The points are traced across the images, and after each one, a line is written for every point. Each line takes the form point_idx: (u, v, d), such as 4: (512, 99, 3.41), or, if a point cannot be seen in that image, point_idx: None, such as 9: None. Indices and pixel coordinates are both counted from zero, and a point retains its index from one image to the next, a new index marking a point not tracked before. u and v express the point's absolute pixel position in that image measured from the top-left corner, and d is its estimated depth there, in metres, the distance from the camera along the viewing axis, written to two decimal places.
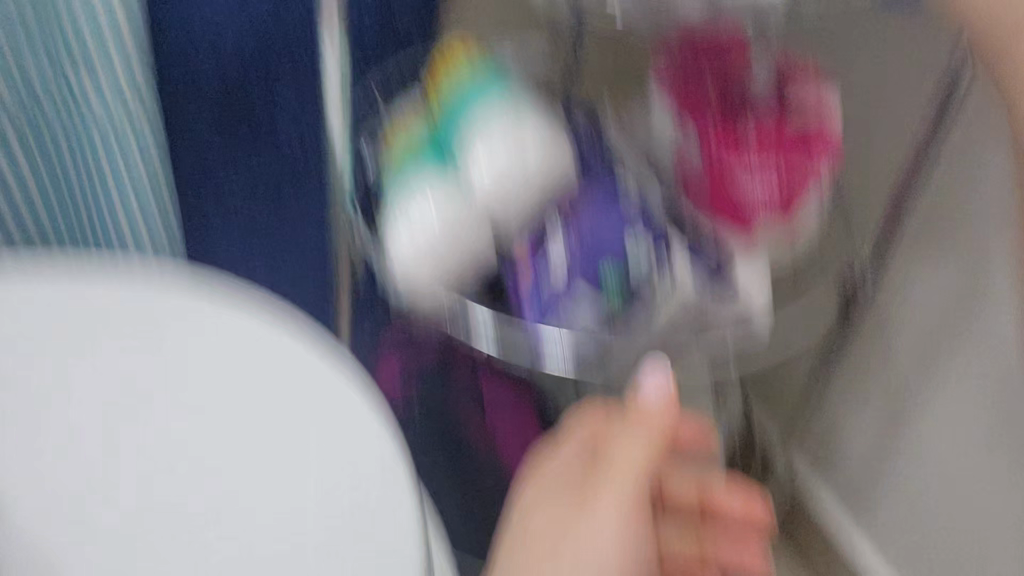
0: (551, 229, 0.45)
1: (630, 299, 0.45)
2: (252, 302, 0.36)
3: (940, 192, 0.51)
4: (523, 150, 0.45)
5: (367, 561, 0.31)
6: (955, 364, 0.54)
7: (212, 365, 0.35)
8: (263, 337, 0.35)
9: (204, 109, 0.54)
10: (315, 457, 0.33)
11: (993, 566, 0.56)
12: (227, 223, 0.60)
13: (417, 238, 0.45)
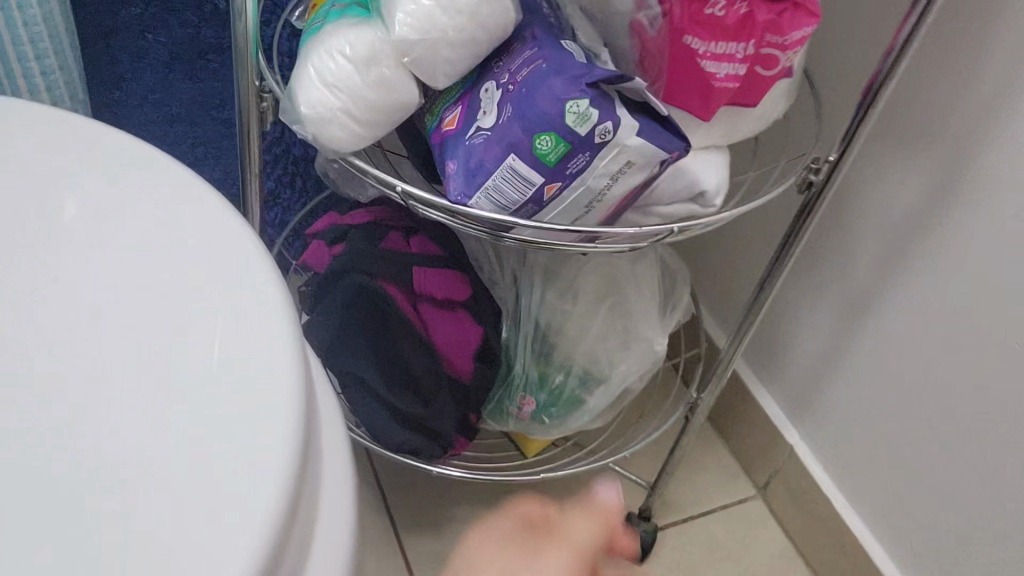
0: (485, 91, 0.37)
1: (567, 167, 0.36)
2: (144, 153, 0.36)
3: (941, 60, 0.49)
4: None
5: (241, 377, 0.30)
6: (935, 246, 0.53)
7: (90, 205, 0.34)
8: (151, 183, 0.35)
9: None
10: (192, 288, 0.32)
11: (959, 456, 0.56)
12: (144, 79, 0.56)
13: (324, 94, 0.36)
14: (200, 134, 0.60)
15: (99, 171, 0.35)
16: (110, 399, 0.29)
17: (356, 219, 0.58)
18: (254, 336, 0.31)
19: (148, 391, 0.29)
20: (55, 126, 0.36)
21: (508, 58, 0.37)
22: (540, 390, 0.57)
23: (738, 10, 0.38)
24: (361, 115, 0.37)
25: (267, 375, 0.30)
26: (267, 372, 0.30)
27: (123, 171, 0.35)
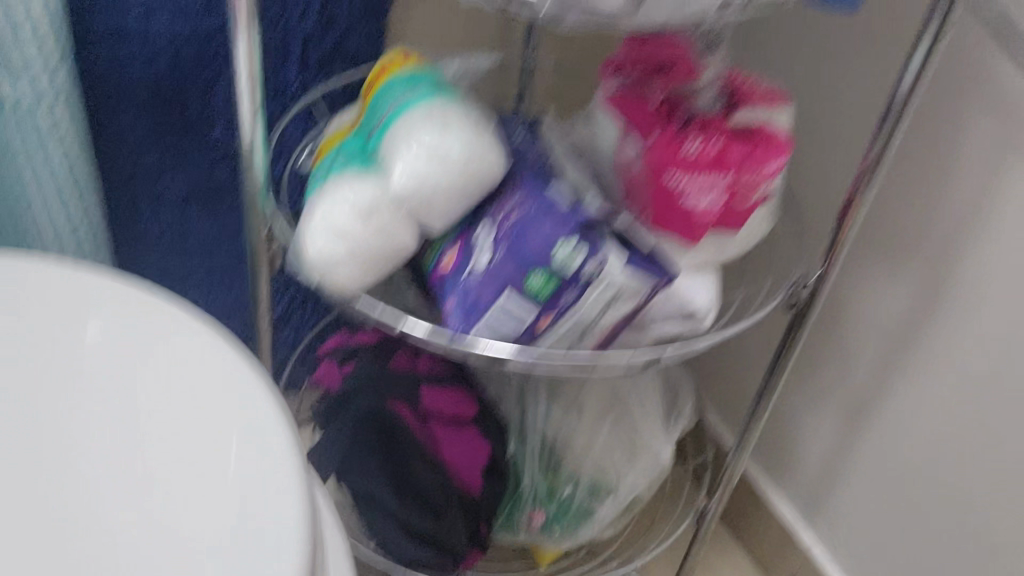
0: (479, 229, 0.40)
1: (559, 300, 0.38)
2: (174, 303, 0.41)
3: (918, 182, 0.52)
4: (449, 136, 0.38)
5: (250, 528, 0.34)
6: (928, 351, 0.54)
7: (124, 355, 0.39)
8: (177, 331, 0.40)
9: (138, 114, 0.54)
10: (213, 437, 0.37)
11: (965, 559, 0.56)
12: (160, 228, 0.60)
13: (328, 243, 0.39)
14: (216, 264, 0.63)
15: (133, 324, 0.40)
16: (141, 544, 0.33)
17: (364, 341, 0.60)
18: (266, 485, 0.35)
19: (172, 533, 0.34)
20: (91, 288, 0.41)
21: (499, 199, 0.40)
22: (550, 503, 0.58)
23: (713, 147, 0.42)
24: (363, 261, 0.39)
25: (273, 527, 0.34)
26: (273, 522, 0.34)
27: (155, 324, 0.40)
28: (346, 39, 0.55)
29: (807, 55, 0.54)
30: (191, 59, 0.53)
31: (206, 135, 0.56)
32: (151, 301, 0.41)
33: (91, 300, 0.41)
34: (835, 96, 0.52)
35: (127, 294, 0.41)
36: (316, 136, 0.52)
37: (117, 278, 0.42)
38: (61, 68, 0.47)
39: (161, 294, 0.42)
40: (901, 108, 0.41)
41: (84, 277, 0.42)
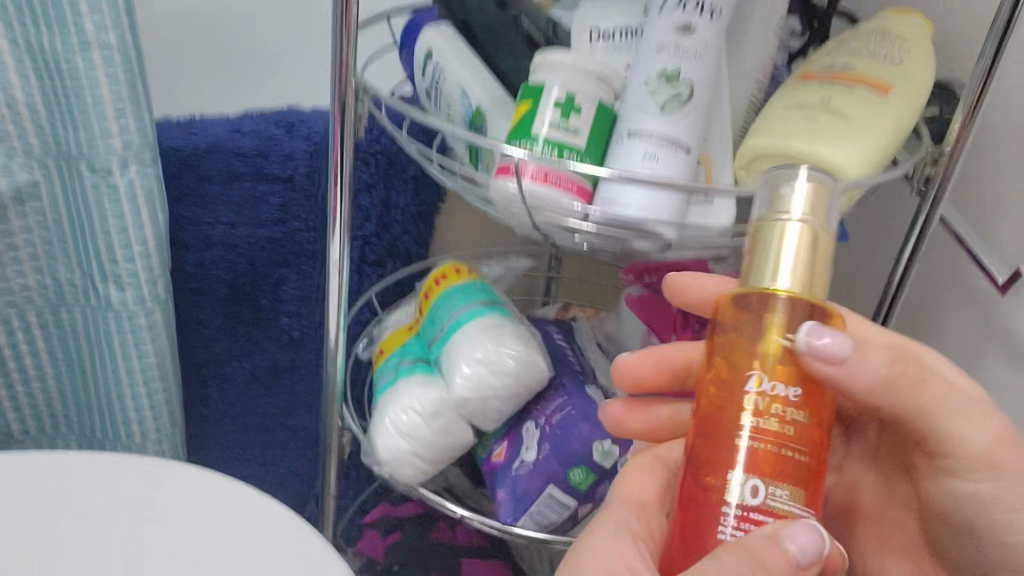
0: (527, 433, 0.46)
1: (596, 489, 0.45)
2: (258, 491, 0.47)
3: None
4: (501, 345, 0.45)
5: None
6: None
7: (213, 535, 0.44)
8: (261, 515, 0.45)
9: (215, 309, 0.62)
10: None
11: None
12: (226, 411, 0.67)
13: (398, 440, 0.45)
14: (271, 439, 0.69)
15: (222, 510, 0.46)
16: None
17: (406, 512, 0.65)
18: None
19: None
20: (186, 479, 0.47)
21: (543, 403, 0.47)
22: None
23: None
24: (428, 455, 0.45)
25: None
26: None
27: (241, 509, 0.46)
28: (399, 242, 0.62)
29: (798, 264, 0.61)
30: (264, 261, 0.60)
31: (273, 326, 0.63)
32: (238, 491, 0.47)
33: (184, 488, 0.47)
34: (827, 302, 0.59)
35: (217, 483, 0.47)
36: (374, 327, 0.59)
37: (208, 471, 0.48)
38: (157, 257, 0.55)
39: (246, 484, 0.47)
40: (891, 303, 0.47)
41: (179, 468, 0.48)
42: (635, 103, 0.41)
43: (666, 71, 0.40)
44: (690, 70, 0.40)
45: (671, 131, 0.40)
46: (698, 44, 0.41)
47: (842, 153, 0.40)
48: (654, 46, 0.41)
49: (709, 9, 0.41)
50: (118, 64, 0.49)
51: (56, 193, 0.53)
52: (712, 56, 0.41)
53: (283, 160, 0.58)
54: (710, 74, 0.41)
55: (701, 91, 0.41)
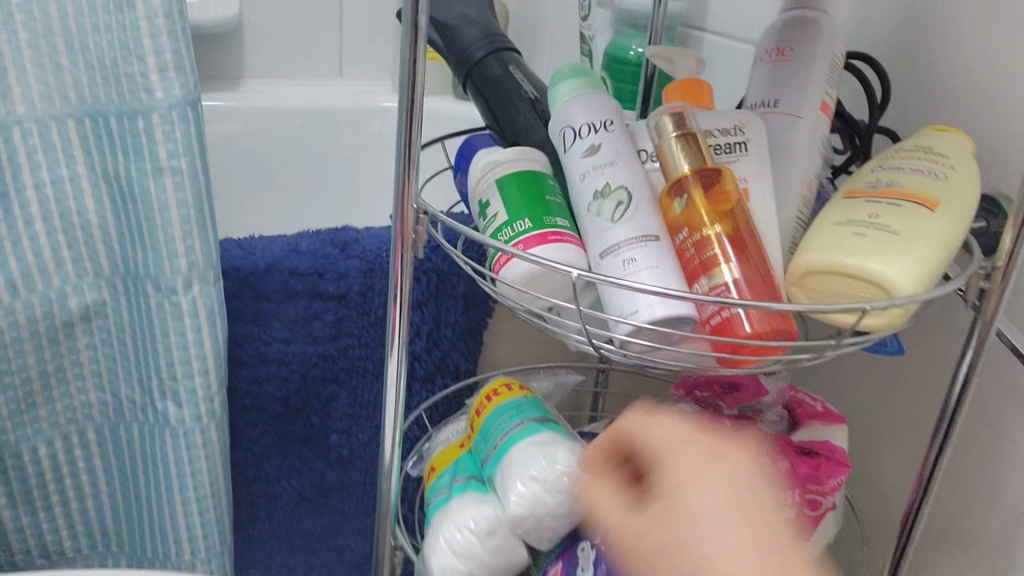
0: (582, 551, 0.45)
1: None
2: None
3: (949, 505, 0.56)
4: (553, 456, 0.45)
5: None
6: None
7: None
8: None
9: (267, 426, 0.62)
10: None
11: None
12: (274, 529, 0.66)
13: (455, 560, 0.44)
14: (317, 560, 0.68)
15: None
16: None
17: None
18: None
19: None
20: None
21: None
22: None
23: (782, 465, 0.48)
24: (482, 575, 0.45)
25: None
26: None
27: None
28: (449, 358, 0.63)
29: (835, 384, 0.61)
30: (317, 378, 0.61)
31: (323, 444, 0.63)
32: None
33: None
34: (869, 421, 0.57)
35: None
36: (425, 446, 0.59)
37: None
38: (215, 374, 0.55)
39: None
40: (951, 418, 0.47)
41: None
42: (593, 229, 0.43)
43: (600, 187, 0.43)
44: (619, 178, 0.43)
45: (638, 229, 0.42)
46: (610, 154, 0.44)
47: (894, 266, 0.40)
48: (580, 165, 0.44)
49: (600, 125, 0.44)
50: (187, 190, 0.51)
51: (121, 311, 0.55)
52: (629, 160, 0.44)
53: (338, 279, 0.59)
54: (635, 175, 0.43)
55: (638, 192, 0.43)
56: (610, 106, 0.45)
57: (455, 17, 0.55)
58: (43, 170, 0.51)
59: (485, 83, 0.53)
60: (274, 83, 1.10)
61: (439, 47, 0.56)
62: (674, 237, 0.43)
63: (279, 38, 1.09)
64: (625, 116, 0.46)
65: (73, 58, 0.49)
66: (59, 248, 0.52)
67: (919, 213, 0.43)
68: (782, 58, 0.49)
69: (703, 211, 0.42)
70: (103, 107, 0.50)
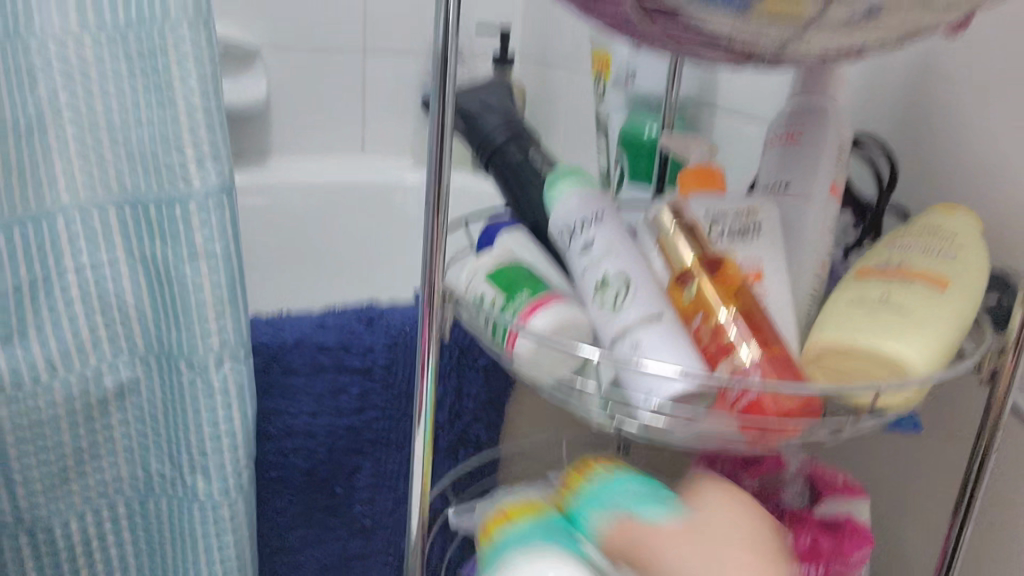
0: None
1: None
2: None
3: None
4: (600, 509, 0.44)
5: None
6: None
7: None
8: None
9: (292, 497, 0.63)
10: None
11: None
12: None
13: None
14: None
15: None
16: None
17: None
18: None
19: None
20: None
21: None
22: None
23: (804, 541, 0.49)
24: None
25: None
26: None
27: None
28: (471, 429, 0.64)
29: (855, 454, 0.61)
30: (342, 450, 0.62)
31: (347, 514, 0.64)
32: None
33: None
34: (890, 493, 0.58)
35: None
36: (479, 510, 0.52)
37: None
38: (244, 450, 0.57)
39: None
40: (971, 494, 0.47)
41: None
42: (599, 318, 0.44)
43: (598, 280, 0.44)
44: (615, 267, 0.44)
45: (641, 312, 0.42)
46: (605, 246, 0.45)
47: (904, 349, 0.42)
48: (580, 261, 0.46)
49: (591, 222, 0.46)
50: (222, 273, 0.53)
51: (154, 388, 0.57)
52: (624, 247, 0.45)
53: (363, 353, 0.60)
54: (633, 261, 0.44)
55: (638, 279, 0.44)
56: (601, 201, 0.47)
57: (476, 104, 0.58)
58: (83, 255, 0.53)
59: (506, 166, 0.55)
60: (300, 157, 1.14)
61: (460, 129, 0.59)
62: (687, 324, 0.44)
63: (303, 116, 1.13)
64: (615, 207, 0.48)
65: (116, 149, 0.52)
66: (97, 329, 0.54)
67: (928, 294, 0.45)
68: (792, 142, 0.51)
69: (713, 294, 0.43)
70: (144, 195, 0.53)
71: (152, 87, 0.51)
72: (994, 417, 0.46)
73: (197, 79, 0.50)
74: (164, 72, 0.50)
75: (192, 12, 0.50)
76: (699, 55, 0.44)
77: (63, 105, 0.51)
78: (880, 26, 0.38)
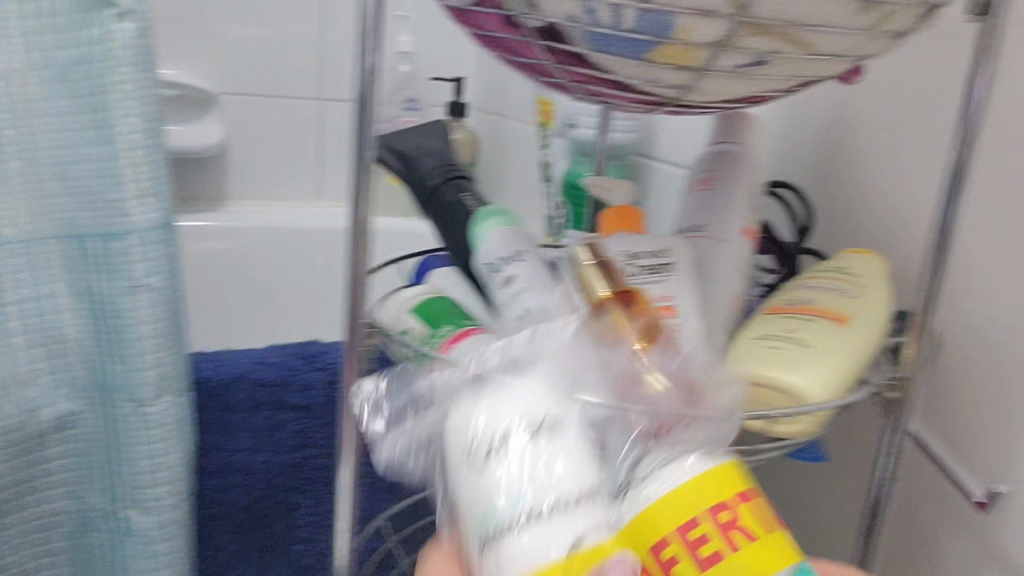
0: None
1: None
2: None
3: None
4: (575, 502, 0.31)
5: None
6: None
7: None
8: None
9: (231, 536, 0.63)
10: None
11: None
12: None
13: None
14: None
15: None
16: None
17: None
18: None
19: None
20: None
21: None
22: None
23: None
24: None
25: None
26: None
27: None
28: None
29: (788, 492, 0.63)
30: (281, 488, 0.62)
31: (285, 553, 0.64)
32: None
33: None
34: (820, 530, 0.59)
35: None
36: (487, 526, 0.31)
37: None
38: (180, 483, 0.57)
39: None
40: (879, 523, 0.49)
41: None
42: None
43: (518, 313, 0.46)
44: (535, 301, 0.46)
45: None
46: (526, 282, 0.47)
47: (804, 378, 0.44)
48: (502, 295, 0.48)
49: (506, 262, 0.48)
50: (159, 305, 0.55)
51: (93, 420, 0.58)
52: (542, 283, 0.47)
53: (302, 390, 0.62)
54: (551, 295, 0.47)
55: (554, 311, 0.46)
56: (523, 239, 0.49)
57: (413, 149, 0.61)
58: (27, 286, 0.55)
59: (440, 207, 0.58)
60: (254, 204, 1.16)
61: (396, 169, 0.61)
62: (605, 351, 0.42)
63: (258, 163, 1.15)
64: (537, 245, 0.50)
65: (58, 183, 0.55)
66: (36, 361, 0.55)
67: (828, 328, 0.47)
68: (706, 187, 0.55)
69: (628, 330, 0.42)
70: (83, 228, 0.55)
71: (93, 126, 0.53)
72: (897, 445, 0.48)
73: (137, 116, 0.53)
74: (105, 110, 0.53)
75: (133, 54, 0.52)
76: (613, 103, 0.47)
77: (8, 138, 0.53)
78: (768, 76, 0.41)
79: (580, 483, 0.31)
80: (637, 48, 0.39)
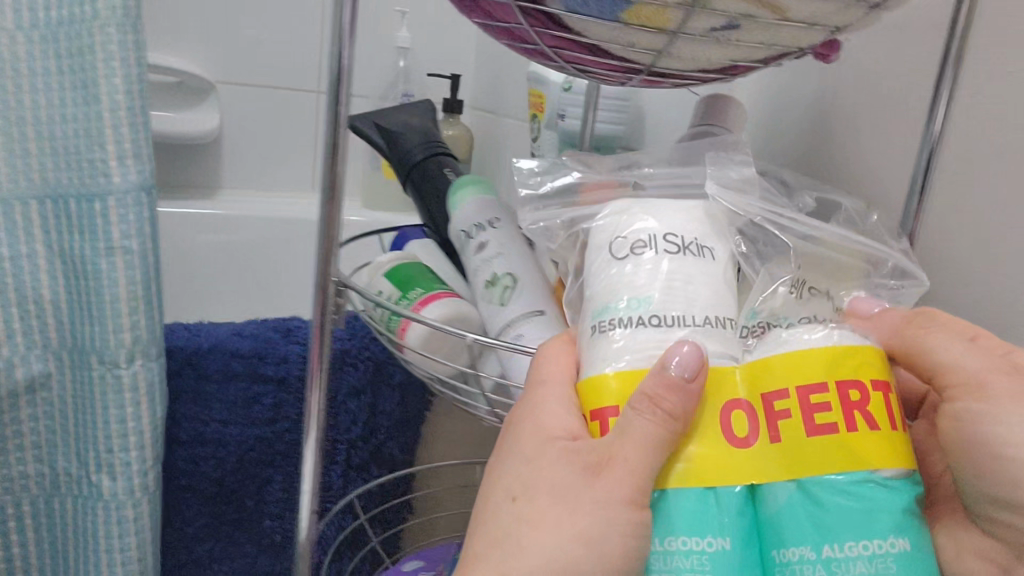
0: None
1: None
2: None
3: None
4: (693, 320, 0.31)
5: None
6: None
7: None
8: None
9: (201, 510, 0.62)
10: None
11: None
12: None
13: None
14: None
15: None
16: None
17: None
18: None
19: None
20: None
21: None
22: None
23: None
24: None
25: None
26: None
27: None
28: (383, 448, 0.65)
29: None
30: (253, 461, 0.62)
31: (256, 529, 0.64)
32: None
33: None
34: None
35: None
36: (602, 316, 0.32)
37: None
38: (151, 448, 0.56)
39: None
40: None
41: None
42: (489, 315, 0.46)
43: (489, 277, 0.46)
44: (505, 266, 0.46)
45: (525, 307, 0.44)
46: (496, 247, 0.47)
47: None
48: (474, 260, 0.48)
49: (485, 226, 0.48)
50: (137, 268, 0.55)
51: (66, 384, 0.57)
52: (515, 250, 0.47)
53: (277, 362, 0.61)
54: (523, 260, 0.47)
55: (524, 277, 0.46)
56: (498, 208, 0.49)
57: (398, 124, 0.61)
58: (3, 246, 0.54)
59: (422, 182, 0.58)
60: (246, 194, 1.17)
61: (378, 145, 0.61)
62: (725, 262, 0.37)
63: (251, 154, 1.16)
64: (512, 217, 0.50)
65: (41, 145, 0.54)
66: (11, 322, 0.55)
67: None
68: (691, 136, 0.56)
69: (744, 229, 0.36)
70: (65, 189, 0.55)
71: (79, 87, 0.53)
72: None
73: (121, 78, 0.53)
74: (90, 70, 0.53)
75: (121, 15, 0.53)
76: (593, 72, 0.48)
77: None
78: (742, 42, 0.41)
79: (711, 311, 0.32)
80: (611, 8, 0.39)
